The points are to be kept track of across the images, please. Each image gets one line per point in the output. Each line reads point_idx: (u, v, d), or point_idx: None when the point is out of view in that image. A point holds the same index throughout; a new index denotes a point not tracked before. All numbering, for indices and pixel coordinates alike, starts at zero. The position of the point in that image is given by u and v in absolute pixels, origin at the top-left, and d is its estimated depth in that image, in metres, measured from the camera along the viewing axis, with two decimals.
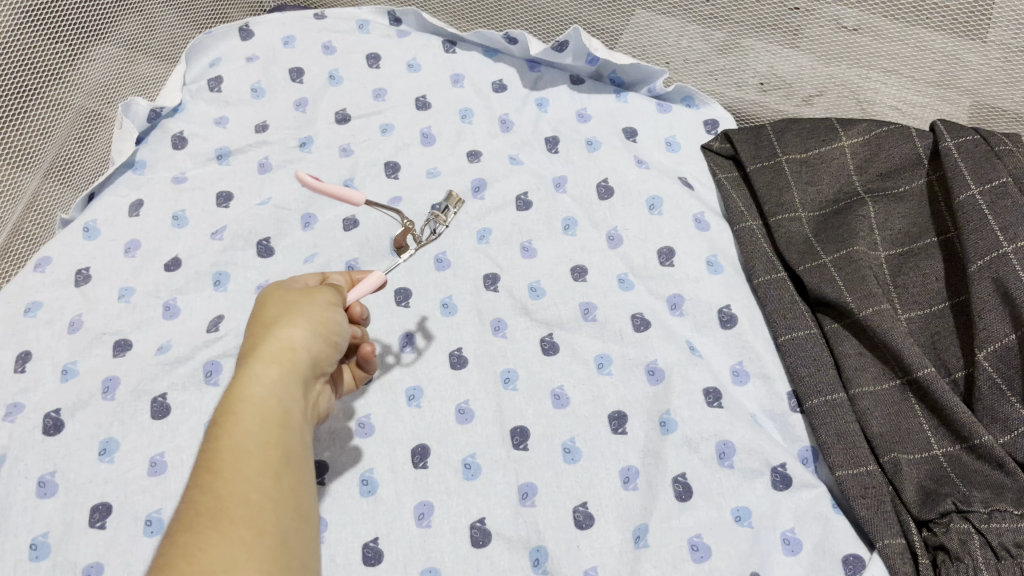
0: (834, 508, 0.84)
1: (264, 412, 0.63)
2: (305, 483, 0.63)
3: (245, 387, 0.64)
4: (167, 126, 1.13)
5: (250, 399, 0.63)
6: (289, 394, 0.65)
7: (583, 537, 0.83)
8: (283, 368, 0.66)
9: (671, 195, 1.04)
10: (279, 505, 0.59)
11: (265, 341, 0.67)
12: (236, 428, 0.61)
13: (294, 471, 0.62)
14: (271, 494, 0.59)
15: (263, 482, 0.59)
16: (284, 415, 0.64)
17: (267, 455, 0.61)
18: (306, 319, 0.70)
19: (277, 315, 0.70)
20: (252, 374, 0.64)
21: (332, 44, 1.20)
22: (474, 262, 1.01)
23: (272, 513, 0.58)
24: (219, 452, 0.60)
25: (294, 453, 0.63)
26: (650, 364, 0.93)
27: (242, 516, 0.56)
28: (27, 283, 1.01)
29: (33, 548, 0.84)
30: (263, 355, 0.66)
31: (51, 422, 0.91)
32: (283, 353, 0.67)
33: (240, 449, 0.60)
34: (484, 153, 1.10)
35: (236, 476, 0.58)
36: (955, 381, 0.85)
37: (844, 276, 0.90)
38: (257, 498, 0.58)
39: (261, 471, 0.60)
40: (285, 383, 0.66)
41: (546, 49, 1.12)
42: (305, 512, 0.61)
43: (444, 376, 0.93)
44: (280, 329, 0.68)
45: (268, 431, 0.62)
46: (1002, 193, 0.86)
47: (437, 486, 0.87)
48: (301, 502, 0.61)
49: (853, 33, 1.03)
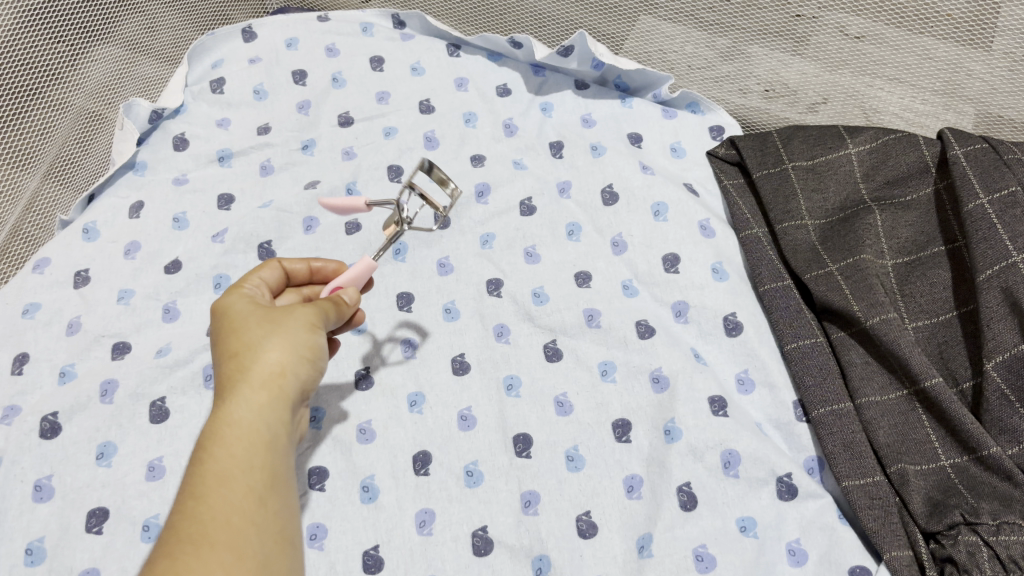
0: (841, 518, 0.83)
1: (250, 437, 0.64)
2: (288, 506, 0.64)
3: (232, 411, 0.64)
4: (168, 127, 1.12)
5: (236, 423, 0.64)
6: (276, 419, 0.66)
7: (587, 547, 0.82)
8: (272, 395, 0.66)
9: (676, 202, 1.03)
10: (261, 530, 0.60)
11: (252, 365, 0.67)
12: (222, 452, 0.62)
13: (278, 495, 0.63)
14: (254, 518, 0.60)
15: (247, 507, 0.60)
16: (271, 440, 0.65)
17: (252, 479, 0.62)
18: (294, 343, 0.69)
19: (262, 333, 0.68)
20: (240, 398, 0.65)
21: (336, 46, 1.19)
22: (477, 267, 1.00)
23: (254, 538, 0.59)
24: (203, 475, 0.61)
25: (279, 476, 0.64)
26: (655, 371, 0.92)
27: (223, 541, 0.58)
28: (25, 285, 1.00)
29: (29, 553, 0.83)
30: (250, 380, 0.66)
31: (48, 425, 0.90)
32: (272, 381, 0.67)
33: (226, 473, 0.61)
34: (488, 157, 1.10)
35: (220, 501, 0.60)
36: (963, 392, 0.84)
37: (851, 285, 0.90)
38: (239, 523, 0.59)
39: (245, 495, 0.61)
40: (273, 409, 0.66)
41: (551, 53, 1.12)
42: (287, 536, 0.62)
43: (446, 382, 0.92)
44: (265, 354, 0.67)
45: (254, 455, 0.63)
46: (1011, 203, 0.85)
47: (438, 493, 0.86)
48: (284, 525, 0.62)
49: (857, 41, 1.03)
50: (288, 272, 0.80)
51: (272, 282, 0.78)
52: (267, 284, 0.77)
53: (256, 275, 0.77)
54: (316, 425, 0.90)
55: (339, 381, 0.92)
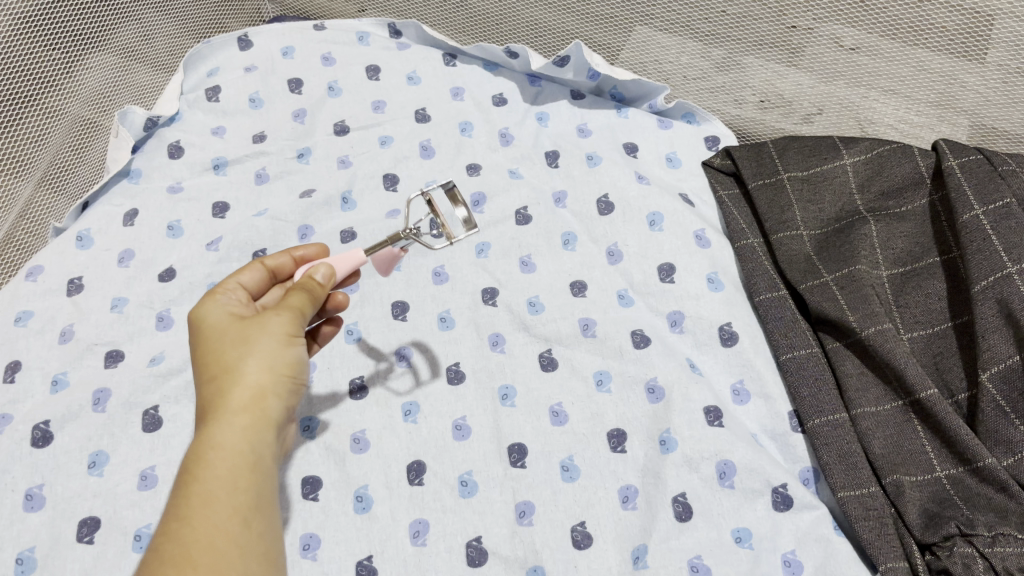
0: (835, 530, 0.82)
1: (235, 457, 0.63)
2: (273, 527, 0.64)
3: (215, 433, 0.64)
4: (164, 135, 1.12)
5: (220, 445, 0.64)
6: (261, 439, 0.66)
7: (581, 557, 0.82)
8: (255, 416, 0.66)
9: (671, 212, 1.04)
10: (245, 551, 0.60)
11: (233, 385, 0.66)
12: (207, 474, 0.62)
13: (263, 516, 0.63)
14: (238, 540, 0.60)
15: (232, 529, 0.60)
16: (256, 460, 0.65)
17: (237, 501, 0.62)
18: (274, 360, 0.68)
19: (239, 353, 0.68)
20: (224, 421, 0.65)
21: (332, 55, 1.19)
22: (473, 276, 1.00)
23: (238, 560, 0.59)
24: (188, 497, 0.61)
25: (264, 497, 0.64)
26: (650, 381, 0.92)
27: (206, 564, 0.58)
28: (17, 293, 0.99)
29: (19, 562, 0.82)
30: (230, 402, 0.66)
31: (40, 434, 0.89)
32: (254, 401, 0.67)
33: (211, 496, 0.61)
34: (484, 167, 1.10)
35: (205, 523, 0.59)
36: (958, 403, 0.84)
37: (847, 296, 0.90)
38: (224, 546, 0.59)
39: (229, 518, 0.61)
40: (257, 429, 0.66)
41: (547, 64, 1.12)
42: (273, 556, 0.62)
43: (441, 391, 0.92)
44: (243, 375, 0.67)
45: (239, 477, 0.63)
46: (1005, 214, 0.85)
47: (432, 504, 0.85)
48: (268, 546, 0.62)
49: (852, 53, 1.03)
50: (269, 272, 0.78)
51: (252, 285, 0.77)
52: (246, 287, 0.76)
53: (234, 279, 0.76)
54: (308, 434, 0.89)
55: (332, 390, 0.92)
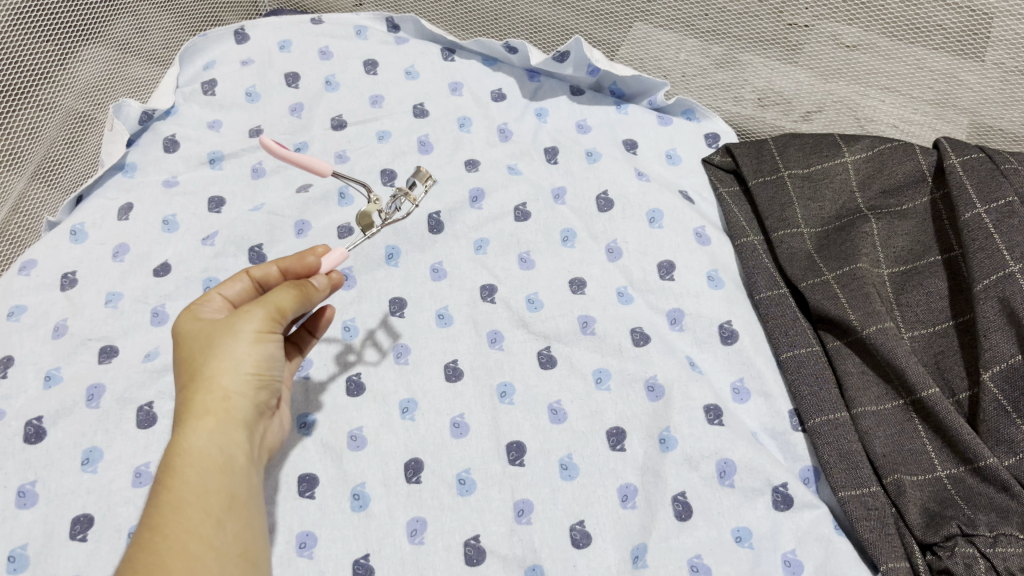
0: (835, 529, 0.82)
1: (204, 462, 0.64)
2: (251, 526, 0.64)
3: (182, 439, 0.64)
4: (158, 128, 1.11)
5: (188, 450, 0.64)
6: (229, 440, 0.66)
7: (580, 556, 0.81)
8: (220, 418, 0.66)
9: (671, 209, 1.03)
10: (219, 552, 0.61)
11: (199, 391, 0.66)
12: (177, 480, 0.62)
13: (238, 517, 0.63)
14: (212, 542, 0.61)
15: (205, 532, 0.61)
16: (226, 462, 0.65)
17: (208, 504, 0.62)
18: (240, 362, 0.68)
19: (206, 359, 0.67)
20: (187, 426, 0.65)
21: (329, 49, 1.18)
22: (471, 273, 0.99)
23: (211, 562, 0.60)
24: (160, 505, 0.61)
25: (238, 497, 0.64)
26: (650, 380, 0.91)
27: (179, 570, 0.58)
28: (11, 286, 0.98)
29: (12, 560, 0.81)
30: (197, 407, 0.66)
31: (33, 429, 0.88)
32: (217, 404, 0.66)
33: (181, 501, 0.61)
34: (482, 162, 1.09)
35: (175, 529, 0.60)
36: (959, 402, 0.84)
37: (847, 294, 0.89)
38: (197, 549, 0.60)
39: (202, 521, 0.61)
40: (223, 432, 0.66)
41: (546, 59, 1.11)
42: (252, 555, 0.63)
43: (439, 389, 0.91)
44: (208, 378, 0.67)
45: (210, 480, 0.63)
46: (1008, 213, 0.85)
47: (430, 502, 0.84)
48: (246, 546, 0.63)
49: (851, 50, 1.03)
50: (258, 283, 0.77)
51: (239, 293, 0.76)
52: (229, 299, 0.75)
53: (219, 289, 0.75)
54: (305, 431, 0.89)
55: (330, 387, 0.91)
